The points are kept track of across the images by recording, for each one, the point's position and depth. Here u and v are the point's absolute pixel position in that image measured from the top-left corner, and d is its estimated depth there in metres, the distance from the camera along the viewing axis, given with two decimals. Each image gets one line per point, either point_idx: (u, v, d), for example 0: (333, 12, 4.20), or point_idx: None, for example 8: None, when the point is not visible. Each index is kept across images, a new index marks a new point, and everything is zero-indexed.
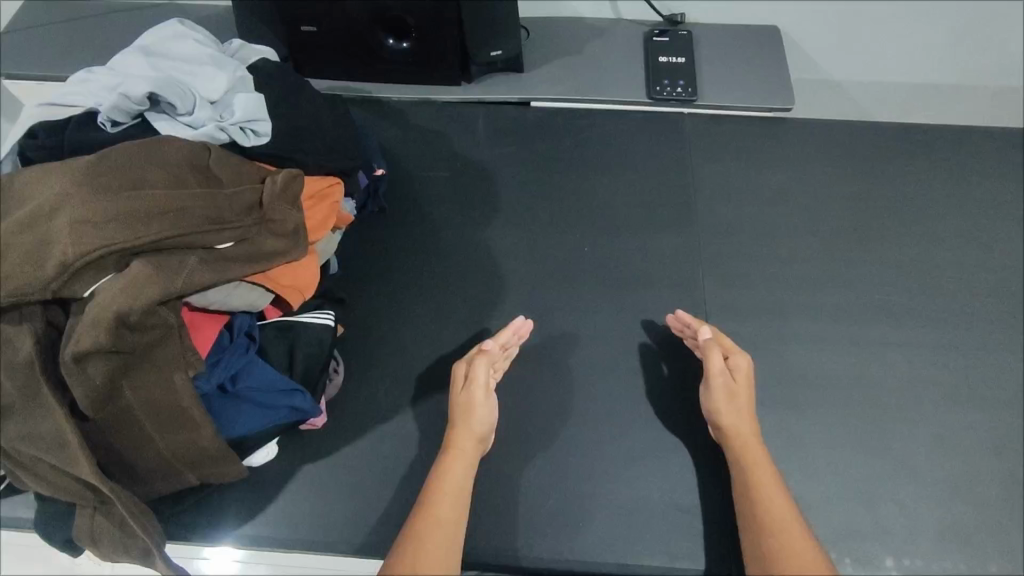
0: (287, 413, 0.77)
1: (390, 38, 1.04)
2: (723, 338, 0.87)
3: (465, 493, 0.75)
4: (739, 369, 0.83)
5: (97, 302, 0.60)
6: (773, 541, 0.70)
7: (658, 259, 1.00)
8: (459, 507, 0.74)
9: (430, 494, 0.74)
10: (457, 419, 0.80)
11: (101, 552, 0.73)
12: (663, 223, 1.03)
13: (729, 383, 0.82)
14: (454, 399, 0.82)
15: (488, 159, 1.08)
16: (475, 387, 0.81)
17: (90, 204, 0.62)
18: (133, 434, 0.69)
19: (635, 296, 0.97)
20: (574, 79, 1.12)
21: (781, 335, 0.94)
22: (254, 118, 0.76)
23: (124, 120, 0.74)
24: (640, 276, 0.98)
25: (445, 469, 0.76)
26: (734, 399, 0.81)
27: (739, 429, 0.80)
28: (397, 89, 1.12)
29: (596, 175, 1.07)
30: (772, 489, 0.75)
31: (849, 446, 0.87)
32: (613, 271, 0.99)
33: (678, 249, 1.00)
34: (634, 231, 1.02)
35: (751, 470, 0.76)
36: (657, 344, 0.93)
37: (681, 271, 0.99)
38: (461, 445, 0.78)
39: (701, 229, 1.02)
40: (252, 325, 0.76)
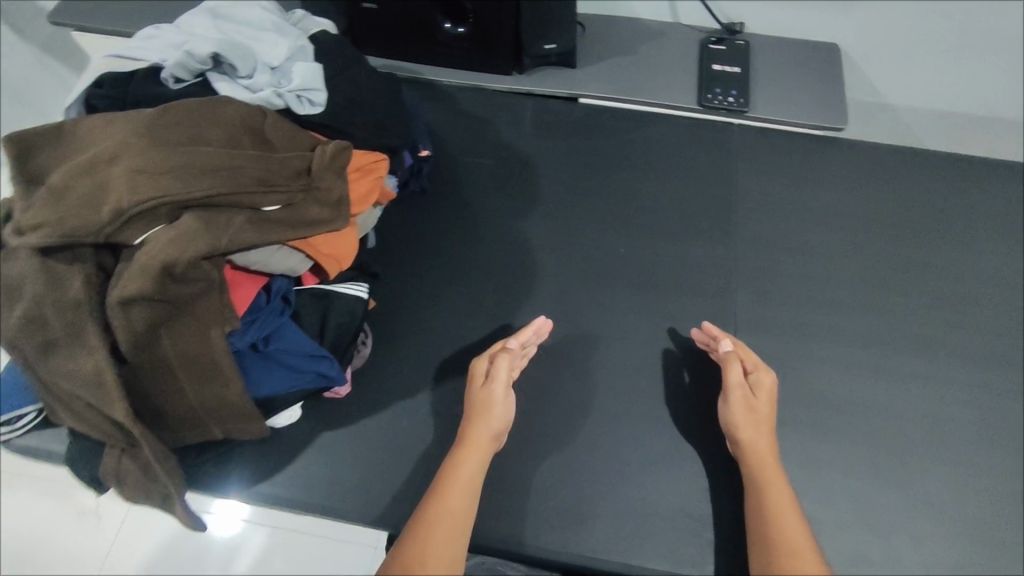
0: (314, 379, 0.78)
1: (447, 22, 1.05)
2: (745, 352, 0.86)
3: (476, 488, 0.76)
4: (761, 386, 0.82)
5: (147, 251, 0.63)
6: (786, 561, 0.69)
7: (692, 268, 0.99)
8: (470, 499, 0.74)
9: (443, 482, 0.75)
10: (475, 415, 0.80)
11: (127, 493, 0.77)
12: (701, 231, 1.02)
13: (748, 397, 0.82)
14: (472, 394, 0.82)
15: (532, 150, 1.08)
16: (494, 384, 0.81)
17: (149, 156, 0.64)
18: (165, 383, 0.71)
19: (667, 301, 0.96)
20: (624, 79, 1.12)
21: (811, 356, 0.93)
22: (311, 88, 0.78)
23: (186, 78, 0.75)
24: (671, 282, 0.98)
25: (461, 460, 0.77)
26: (754, 414, 0.81)
27: (756, 445, 0.79)
28: (448, 73, 1.13)
29: (638, 178, 1.07)
30: (785, 509, 0.74)
31: (870, 473, 0.85)
32: (646, 277, 0.98)
33: (714, 260, 1.00)
34: (670, 238, 1.01)
35: (767, 491, 0.75)
36: (685, 353, 0.93)
37: (713, 282, 0.98)
38: (476, 440, 0.78)
39: (738, 241, 1.01)
40: (290, 288, 0.77)
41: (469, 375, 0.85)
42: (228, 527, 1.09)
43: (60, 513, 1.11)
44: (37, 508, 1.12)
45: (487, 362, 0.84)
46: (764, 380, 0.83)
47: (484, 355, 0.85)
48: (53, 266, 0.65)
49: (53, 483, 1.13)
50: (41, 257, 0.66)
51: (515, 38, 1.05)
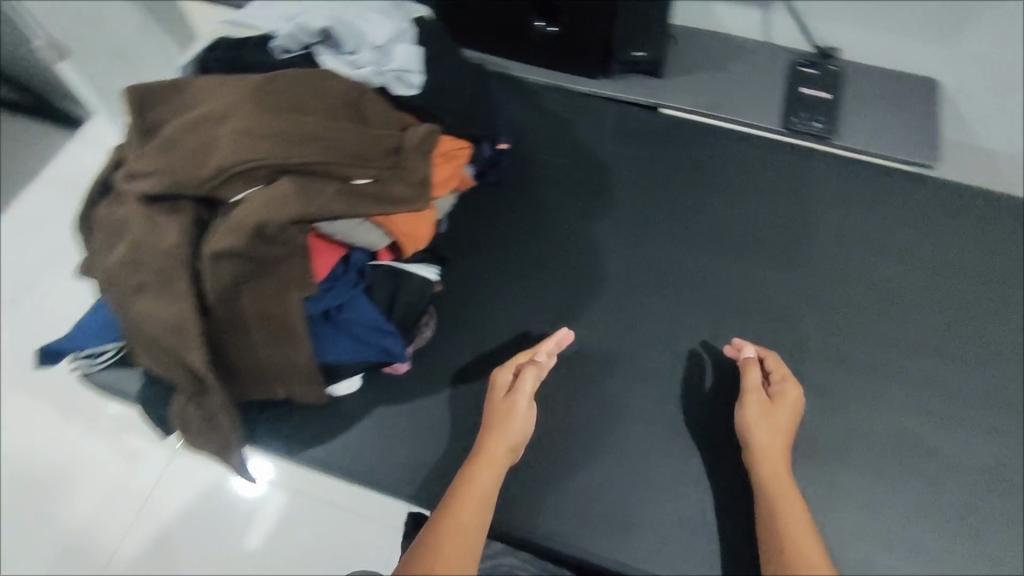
0: (378, 353, 0.79)
1: (540, 19, 1.04)
2: (777, 363, 0.85)
3: (488, 505, 0.72)
4: (782, 397, 0.82)
5: (243, 208, 0.65)
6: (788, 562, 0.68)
7: (756, 291, 0.97)
8: (482, 516, 0.70)
9: (455, 495, 0.71)
10: (494, 425, 0.78)
11: (191, 437, 0.80)
12: (772, 255, 1.00)
13: (766, 402, 0.81)
14: (492, 406, 0.81)
15: (610, 155, 1.08)
16: (518, 395, 0.80)
17: (255, 119, 0.66)
18: (239, 338, 0.73)
19: (729, 321, 0.95)
20: (708, 92, 1.10)
21: (870, 395, 0.91)
22: (409, 69, 0.79)
23: (294, 50, 0.78)
24: (736, 302, 0.97)
25: (474, 474, 0.74)
26: (771, 418, 0.80)
27: (769, 451, 0.78)
28: (533, 70, 1.14)
29: (710, 194, 1.06)
30: (796, 517, 0.72)
31: (912, 523, 0.85)
32: (709, 293, 0.97)
33: (780, 285, 0.98)
34: (737, 257, 1.00)
35: (777, 499, 0.74)
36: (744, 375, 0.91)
37: (778, 308, 0.96)
38: (493, 454, 0.76)
39: (809, 269, 0.99)
40: (366, 262, 0.79)
41: (488, 387, 0.83)
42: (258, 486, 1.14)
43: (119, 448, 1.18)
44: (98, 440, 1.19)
45: (508, 376, 0.83)
46: (789, 393, 0.82)
47: (505, 368, 0.84)
48: (154, 213, 0.69)
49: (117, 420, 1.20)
50: (145, 204, 0.69)
51: (606, 44, 1.05)
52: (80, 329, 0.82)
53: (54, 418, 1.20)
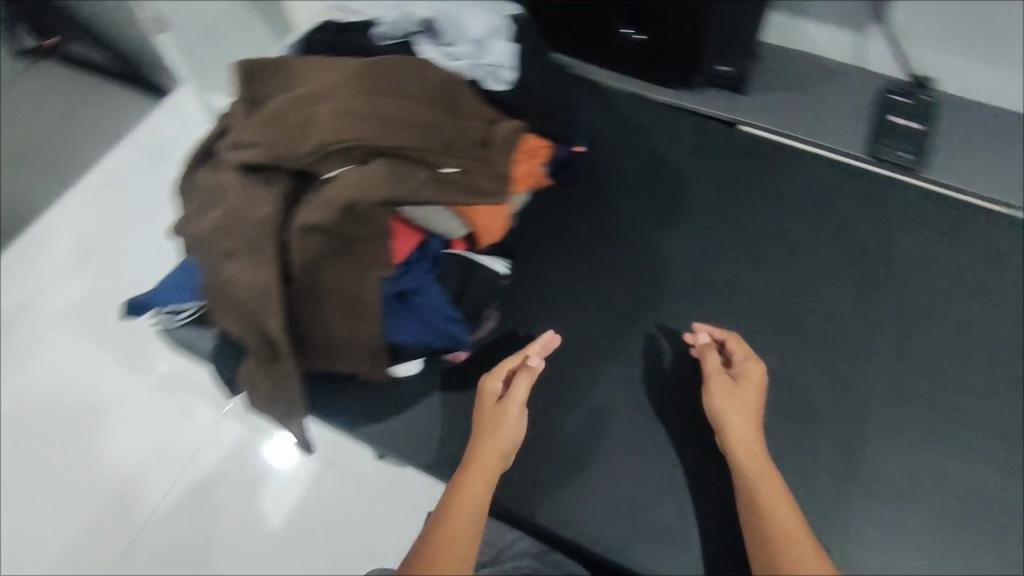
0: (443, 339, 0.81)
1: (628, 27, 1.04)
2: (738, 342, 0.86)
3: (480, 515, 0.72)
4: (746, 376, 0.83)
5: (337, 186, 0.68)
6: (773, 540, 0.70)
7: (821, 318, 0.96)
8: (475, 526, 0.70)
9: (446, 509, 0.71)
10: (484, 432, 0.78)
11: (258, 400, 0.83)
12: (840, 283, 0.98)
13: (730, 383, 0.82)
14: (482, 413, 0.81)
15: (684, 167, 1.07)
16: (510, 403, 0.80)
17: (356, 101, 0.69)
18: (316, 311, 0.76)
19: (789, 344, 0.95)
20: (790, 113, 1.08)
21: (928, 433, 0.90)
22: (502, 65, 0.81)
23: (394, 37, 0.81)
24: (798, 326, 0.96)
25: (466, 485, 0.74)
26: (737, 398, 0.81)
27: (742, 433, 0.78)
28: (616, 77, 1.14)
29: (786, 215, 1.04)
30: (776, 495, 0.73)
31: (965, 574, 0.83)
32: (772, 316, 0.97)
33: (847, 315, 0.96)
34: (806, 282, 0.99)
35: (759, 485, 0.74)
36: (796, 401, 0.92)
37: (843, 337, 0.95)
38: (486, 461, 0.76)
39: (881, 301, 0.97)
40: (441, 249, 0.81)
41: (476, 395, 0.83)
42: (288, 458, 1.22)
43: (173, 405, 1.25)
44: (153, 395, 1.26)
45: (497, 384, 0.82)
46: (752, 372, 0.83)
47: (492, 375, 0.83)
48: (251, 182, 0.72)
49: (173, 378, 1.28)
50: (243, 173, 0.73)
51: (694, 54, 1.04)
52: (167, 285, 0.87)
53: (120, 369, 1.28)
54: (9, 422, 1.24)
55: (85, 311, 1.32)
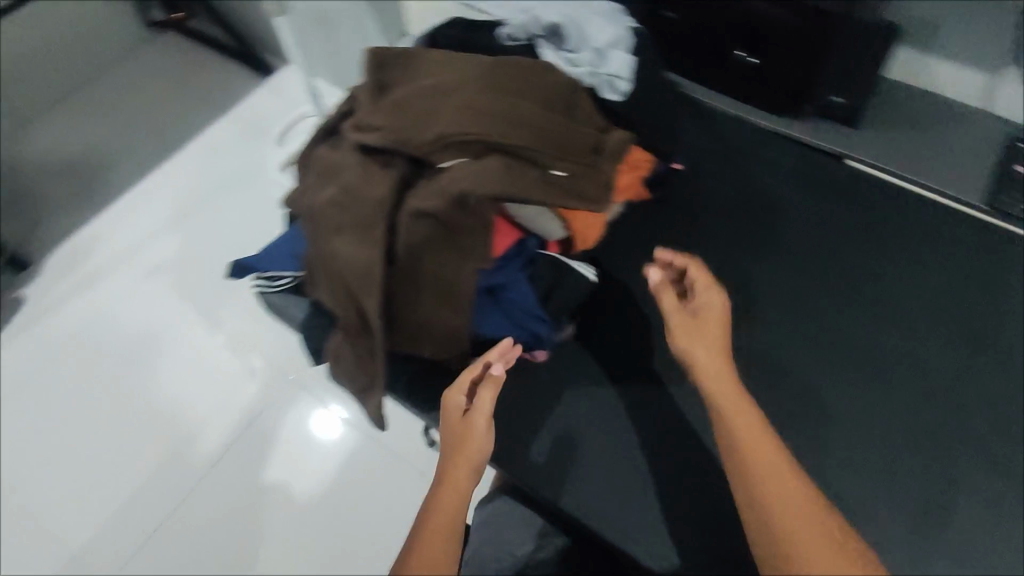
0: (527, 337, 0.84)
1: (741, 50, 1.06)
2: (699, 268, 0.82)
3: (457, 536, 0.65)
4: (705, 306, 0.80)
5: (451, 176, 0.70)
6: (746, 461, 0.67)
7: (909, 367, 0.95)
8: (452, 547, 0.64)
9: (416, 537, 0.64)
10: (449, 451, 0.72)
11: (339, 373, 0.87)
12: (929, 329, 0.97)
13: (691, 317, 0.79)
14: (446, 432, 0.74)
15: (784, 194, 1.07)
16: (474, 415, 0.74)
17: (480, 97, 0.72)
18: (410, 294, 0.78)
19: (867, 384, 0.95)
20: (901, 151, 1.05)
21: (1006, 494, 0.88)
22: (620, 76, 0.85)
23: (520, 39, 0.86)
24: (878, 368, 0.96)
25: (437, 511, 0.67)
26: (698, 331, 0.77)
27: (708, 367, 0.75)
28: (720, 98, 1.15)
29: (886, 259, 1.02)
30: (750, 424, 0.69)
31: None
32: (855, 358, 0.97)
33: (936, 368, 0.95)
34: (897, 330, 0.98)
35: (729, 420, 0.70)
36: (871, 439, 0.92)
37: (930, 389, 0.94)
38: (456, 478, 0.69)
39: (975, 359, 0.95)
40: (536, 249, 0.83)
41: (441, 413, 0.76)
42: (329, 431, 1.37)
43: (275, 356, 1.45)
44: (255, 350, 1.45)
45: (463, 398, 0.76)
46: (710, 301, 0.80)
47: (457, 391, 0.76)
48: (369, 164, 0.76)
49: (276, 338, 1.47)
50: (362, 155, 0.77)
51: (806, 83, 1.05)
52: (270, 251, 0.92)
53: (196, 318, 1.51)
54: (136, 352, 1.48)
55: (173, 262, 1.58)
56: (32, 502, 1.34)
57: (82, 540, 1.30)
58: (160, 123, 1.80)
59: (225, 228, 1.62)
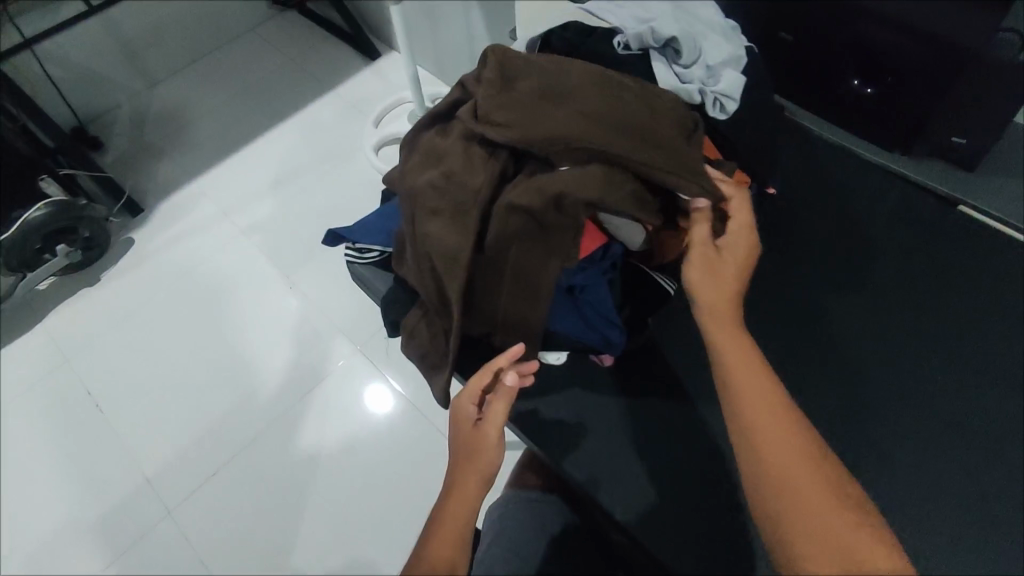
0: (597, 339, 0.86)
1: (856, 79, 1.07)
2: (737, 204, 0.74)
3: (465, 544, 0.69)
4: (730, 249, 0.73)
5: (552, 177, 0.73)
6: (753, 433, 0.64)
7: (991, 433, 0.91)
8: (460, 553, 0.68)
9: (425, 544, 0.68)
10: (460, 463, 0.74)
11: (411, 349, 0.89)
12: (1005, 390, 0.94)
13: (711, 259, 0.72)
14: (457, 441, 0.76)
15: (877, 233, 1.06)
16: (486, 427, 0.76)
17: (597, 111, 0.75)
18: (491, 282, 0.81)
19: (935, 436, 0.91)
20: (1015, 203, 1.05)
21: None
22: (729, 96, 0.85)
23: (633, 48, 0.87)
24: (950, 421, 0.92)
25: (445, 521, 0.70)
26: (716, 278, 0.71)
27: (716, 317, 0.70)
28: (827, 127, 1.17)
29: (978, 315, 0.99)
30: (761, 400, 0.65)
31: None
32: (935, 413, 0.92)
33: (1012, 429, 0.91)
34: (980, 389, 0.94)
35: (740, 395, 0.66)
36: (934, 494, 0.87)
37: (1018, 465, 0.89)
38: (466, 491, 0.72)
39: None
40: (620, 256, 0.83)
41: (450, 420, 0.78)
42: (378, 403, 1.44)
43: (348, 322, 1.53)
44: (332, 314, 1.55)
45: (473, 406, 0.78)
46: (736, 246, 0.73)
47: (468, 398, 0.78)
48: (473, 154, 0.79)
49: (355, 308, 1.55)
50: (468, 145, 0.80)
51: (922, 118, 1.04)
52: (364, 224, 0.97)
53: (279, 277, 1.61)
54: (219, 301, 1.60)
55: (266, 223, 1.69)
56: (116, 425, 1.47)
57: (155, 467, 1.42)
58: (273, 92, 1.93)
59: (315, 196, 1.71)
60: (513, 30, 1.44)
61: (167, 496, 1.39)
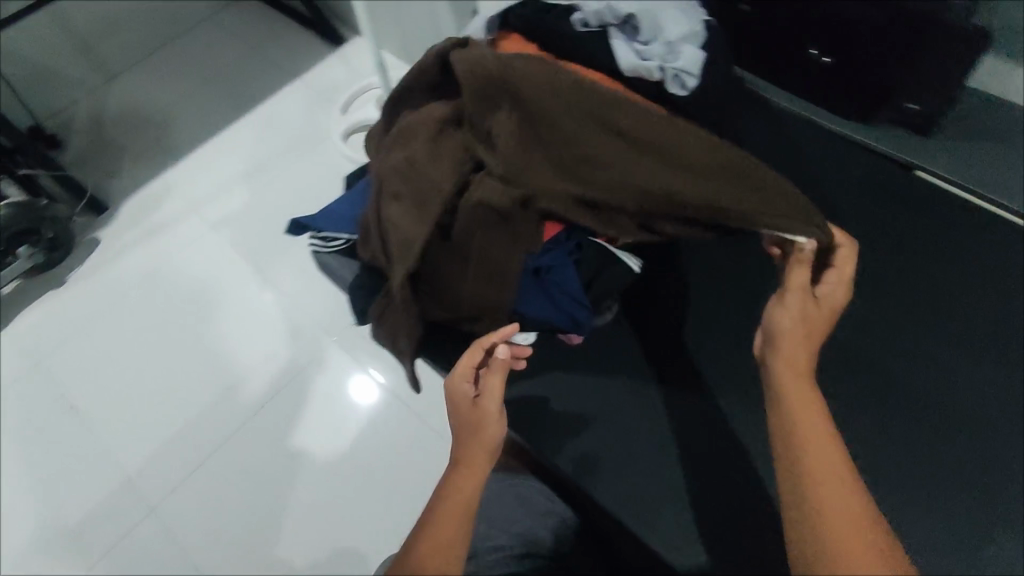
0: (566, 320, 0.86)
1: (815, 49, 1.07)
2: (843, 254, 0.73)
3: (471, 513, 0.69)
4: (827, 299, 0.71)
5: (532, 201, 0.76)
6: (827, 495, 0.59)
7: (942, 390, 0.96)
8: (464, 524, 0.68)
9: (430, 517, 0.68)
10: (465, 436, 0.74)
11: (381, 334, 0.89)
12: (955, 350, 0.98)
13: (809, 308, 0.69)
14: (459, 418, 0.76)
15: (842, 202, 1.08)
16: (487, 401, 0.75)
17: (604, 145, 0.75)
18: (455, 267, 0.81)
19: (884, 395, 0.96)
20: (970, 165, 1.06)
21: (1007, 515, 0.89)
22: (688, 71, 0.85)
23: (592, 25, 0.87)
24: (902, 381, 0.97)
25: (451, 495, 0.70)
26: (808, 328, 0.69)
27: (797, 367, 0.67)
28: (789, 99, 1.17)
29: (933, 278, 1.02)
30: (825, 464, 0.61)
31: None
32: (887, 374, 0.97)
33: (962, 386, 0.96)
34: (931, 350, 0.99)
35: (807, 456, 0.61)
36: (881, 451, 0.93)
37: (965, 419, 0.94)
38: (473, 463, 0.71)
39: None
40: (585, 236, 0.83)
41: (448, 400, 0.77)
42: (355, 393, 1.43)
43: (321, 311, 1.52)
44: (305, 304, 1.53)
45: (468, 384, 0.76)
46: (834, 296, 0.72)
47: (461, 376, 0.76)
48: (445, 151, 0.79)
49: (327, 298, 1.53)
50: (440, 136, 0.80)
51: (880, 87, 1.05)
52: (330, 213, 0.96)
53: (249, 270, 1.59)
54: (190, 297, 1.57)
55: (234, 216, 1.66)
56: (93, 429, 1.45)
57: (136, 470, 1.40)
58: (235, 82, 1.89)
59: (284, 186, 1.68)
60: (475, 10, 1.41)
61: (151, 499, 1.37)
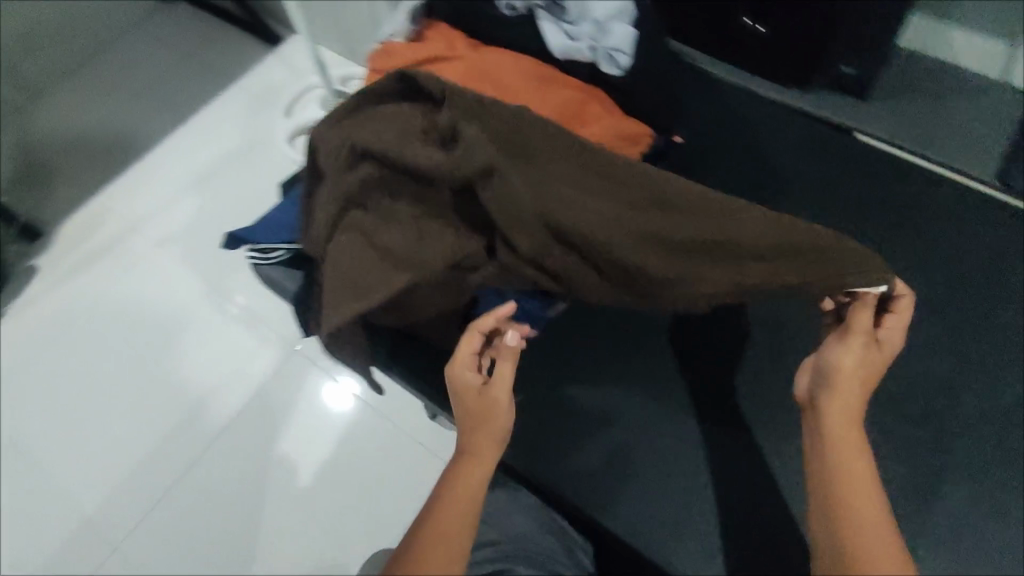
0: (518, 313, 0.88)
1: (749, 18, 1.06)
2: (907, 303, 0.71)
3: (477, 504, 0.68)
4: (888, 345, 0.72)
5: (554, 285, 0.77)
6: (864, 523, 0.62)
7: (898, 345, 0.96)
8: (470, 515, 0.67)
9: (434, 505, 0.67)
10: (474, 422, 0.72)
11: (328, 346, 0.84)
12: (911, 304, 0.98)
13: (867, 354, 0.71)
14: (466, 402, 0.74)
15: (789, 168, 1.06)
16: (497, 388, 0.73)
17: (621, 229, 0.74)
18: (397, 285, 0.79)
19: None
20: (907, 129, 1.08)
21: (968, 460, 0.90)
22: (621, 49, 0.83)
23: (520, 8, 0.86)
24: None
25: (455, 483, 0.69)
26: (866, 375, 0.70)
27: (849, 411, 0.70)
28: (730, 70, 1.15)
29: (885, 237, 1.01)
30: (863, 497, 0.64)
31: None
32: None
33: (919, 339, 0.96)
34: None
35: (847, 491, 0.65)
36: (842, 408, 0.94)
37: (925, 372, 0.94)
38: (482, 453, 0.71)
39: (985, 347, 0.96)
40: None
41: (454, 383, 0.74)
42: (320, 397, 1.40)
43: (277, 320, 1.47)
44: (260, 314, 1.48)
45: (473, 370, 0.74)
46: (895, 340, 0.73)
47: (466, 361, 0.74)
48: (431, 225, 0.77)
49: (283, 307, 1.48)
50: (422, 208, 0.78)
51: (815, 54, 1.05)
52: (272, 222, 0.92)
53: (199, 286, 1.52)
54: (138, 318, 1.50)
55: (177, 230, 1.59)
56: (52, 466, 1.38)
57: (103, 506, 1.34)
58: (166, 91, 1.80)
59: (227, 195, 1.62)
60: None
61: (123, 535, 1.31)
